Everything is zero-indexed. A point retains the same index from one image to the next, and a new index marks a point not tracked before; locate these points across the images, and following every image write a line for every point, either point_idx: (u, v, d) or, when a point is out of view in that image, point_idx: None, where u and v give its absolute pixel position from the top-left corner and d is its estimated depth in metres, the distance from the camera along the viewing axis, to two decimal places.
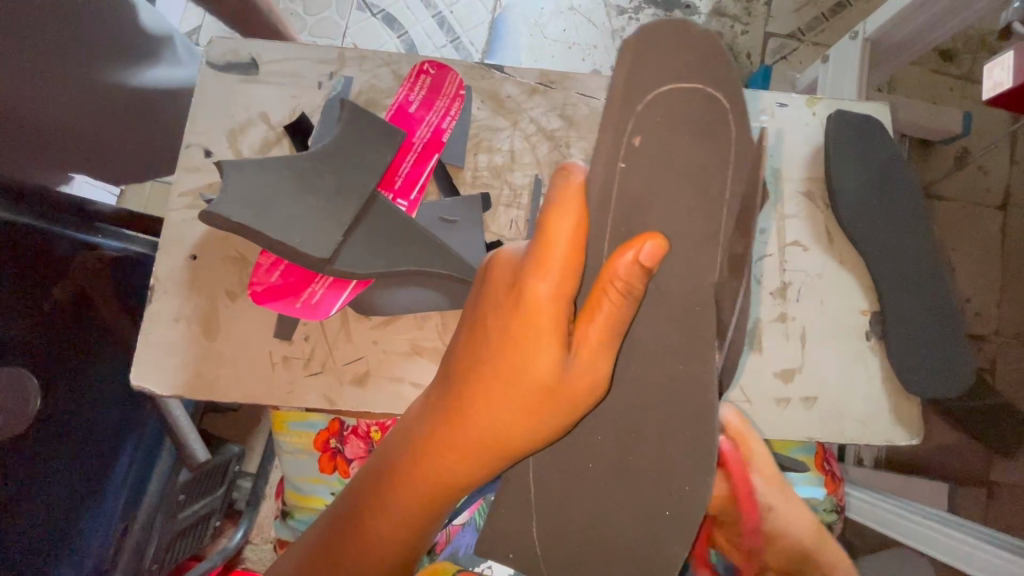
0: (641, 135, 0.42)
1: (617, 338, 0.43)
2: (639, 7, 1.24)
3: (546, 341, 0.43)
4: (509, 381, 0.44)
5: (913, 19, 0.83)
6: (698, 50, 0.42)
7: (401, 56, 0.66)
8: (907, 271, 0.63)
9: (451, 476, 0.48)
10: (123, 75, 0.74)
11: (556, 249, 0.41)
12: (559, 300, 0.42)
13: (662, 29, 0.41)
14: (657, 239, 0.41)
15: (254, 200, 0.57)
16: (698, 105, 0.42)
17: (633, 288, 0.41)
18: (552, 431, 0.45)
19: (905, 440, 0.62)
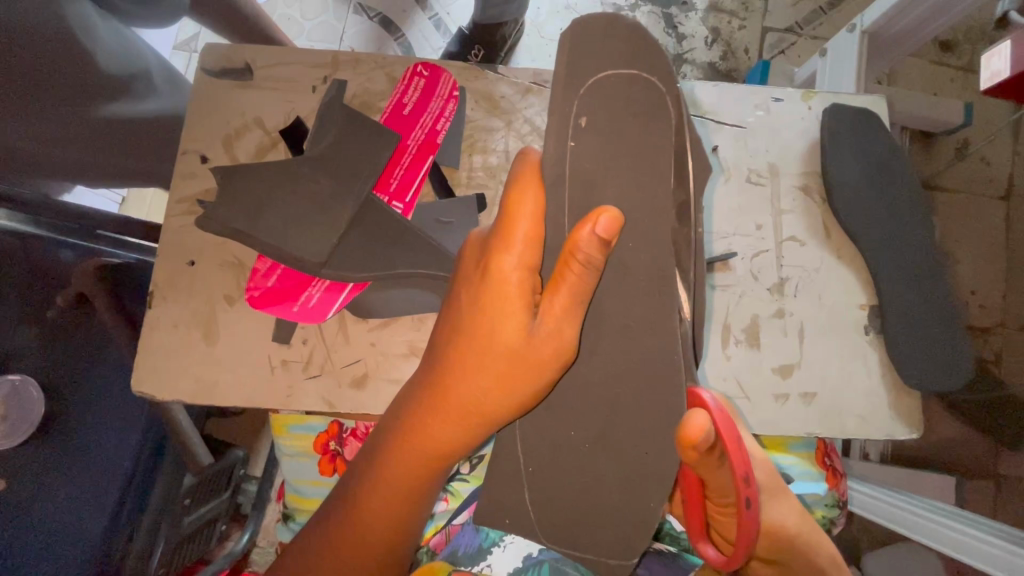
0: (587, 115, 0.46)
1: (581, 307, 0.45)
2: (636, 5, 1.24)
3: (511, 311, 0.46)
4: (480, 351, 0.47)
5: (909, 10, 0.83)
6: (629, 40, 0.47)
7: (395, 58, 0.66)
8: (906, 265, 0.63)
9: (431, 446, 0.50)
10: (101, 107, 0.71)
11: (517, 226, 0.44)
12: (523, 272, 0.45)
13: (609, 22, 0.46)
14: (611, 212, 0.42)
15: (251, 207, 0.59)
16: (636, 86, 0.47)
17: (591, 259, 0.42)
18: (524, 397, 0.47)
19: (906, 434, 0.62)
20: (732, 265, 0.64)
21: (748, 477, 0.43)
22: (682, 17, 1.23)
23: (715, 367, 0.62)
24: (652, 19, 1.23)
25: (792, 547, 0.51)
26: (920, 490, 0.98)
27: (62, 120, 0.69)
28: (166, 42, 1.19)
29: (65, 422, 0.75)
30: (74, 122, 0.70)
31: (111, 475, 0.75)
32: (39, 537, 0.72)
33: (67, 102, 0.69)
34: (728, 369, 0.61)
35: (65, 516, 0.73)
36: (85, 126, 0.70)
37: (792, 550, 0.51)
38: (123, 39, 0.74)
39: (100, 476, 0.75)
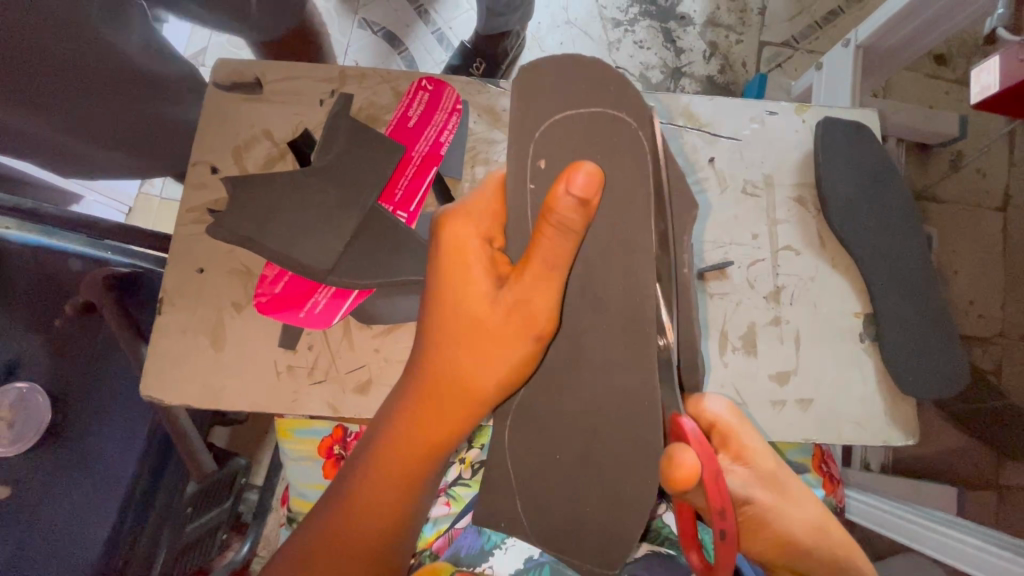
0: (545, 157, 0.43)
1: (556, 271, 0.43)
2: (635, 20, 1.26)
3: (477, 278, 0.45)
4: (450, 326, 0.47)
5: (902, 25, 0.85)
6: (593, 75, 0.40)
7: (400, 73, 0.68)
8: (899, 273, 0.64)
9: (414, 426, 0.50)
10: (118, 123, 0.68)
11: (476, 203, 0.46)
12: (484, 242, 0.46)
13: (574, 63, 0.40)
14: (585, 166, 0.40)
15: (260, 216, 0.60)
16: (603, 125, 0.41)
17: (565, 218, 0.40)
18: (502, 371, 0.46)
19: (902, 441, 0.63)
20: (729, 274, 0.65)
21: (721, 513, 0.40)
22: (681, 31, 1.26)
23: (712, 374, 0.63)
24: (651, 33, 1.26)
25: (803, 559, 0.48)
26: (920, 500, 0.99)
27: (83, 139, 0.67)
28: None
29: (72, 430, 0.76)
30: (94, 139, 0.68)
31: (118, 477, 0.75)
32: (43, 545, 0.72)
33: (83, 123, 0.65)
34: (725, 377, 0.62)
35: (69, 522, 0.73)
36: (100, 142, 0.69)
37: (808, 557, 0.48)
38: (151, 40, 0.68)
39: (107, 477, 0.75)
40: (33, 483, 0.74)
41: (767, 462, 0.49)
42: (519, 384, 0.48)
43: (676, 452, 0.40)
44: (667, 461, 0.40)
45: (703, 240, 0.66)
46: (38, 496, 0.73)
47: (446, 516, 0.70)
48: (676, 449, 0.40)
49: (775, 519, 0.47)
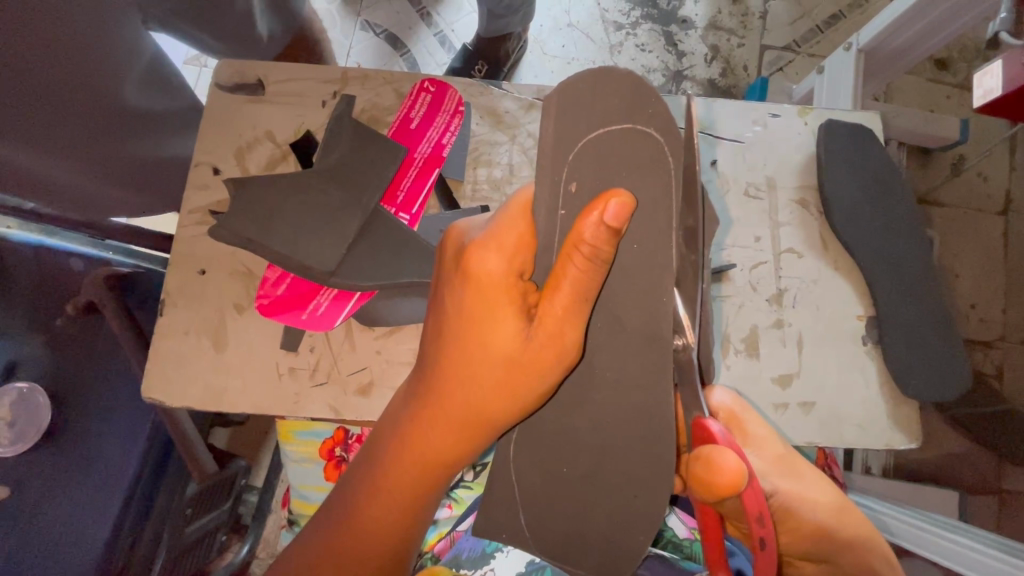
0: (576, 180, 0.43)
1: (584, 306, 0.43)
2: (636, 23, 1.26)
3: (503, 313, 0.45)
4: (475, 360, 0.46)
5: (904, 29, 0.85)
6: (624, 90, 0.40)
7: (402, 75, 0.68)
8: (902, 276, 0.64)
9: (435, 454, 0.50)
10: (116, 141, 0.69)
11: (504, 233, 0.44)
12: (512, 275, 0.45)
13: (598, 77, 0.40)
14: (620, 197, 0.41)
15: (262, 217, 0.60)
16: (636, 143, 0.40)
17: (599, 252, 0.41)
18: (528, 400, 0.46)
19: (905, 445, 0.63)
20: (732, 277, 0.65)
21: (760, 515, 0.40)
22: (682, 34, 1.26)
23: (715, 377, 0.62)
24: (652, 36, 1.26)
25: (831, 551, 0.49)
26: (922, 504, 0.99)
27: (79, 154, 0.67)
28: (178, 57, 1.22)
29: (72, 431, 0.76)
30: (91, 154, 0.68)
31: (116, 479, 0.75)
32: (40, 547, 0.72)
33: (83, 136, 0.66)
34: (728, 381, 0.62)
35: (67, 524, 0.72)
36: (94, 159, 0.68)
37: (838, 550, 0.49)
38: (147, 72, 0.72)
39: (105, 479, 0.75)
40: (33, 485, 0.73)
41: (770, 452, 0.51)
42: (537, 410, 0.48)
43: (717, 455, 0.42)
44: (708, 463, 0.41)
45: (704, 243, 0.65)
46: (36, 499, 0.73)
47: (448, 518, 0.71)
48: (715, 450, 0.42)
49: (801, 506, 0.48)
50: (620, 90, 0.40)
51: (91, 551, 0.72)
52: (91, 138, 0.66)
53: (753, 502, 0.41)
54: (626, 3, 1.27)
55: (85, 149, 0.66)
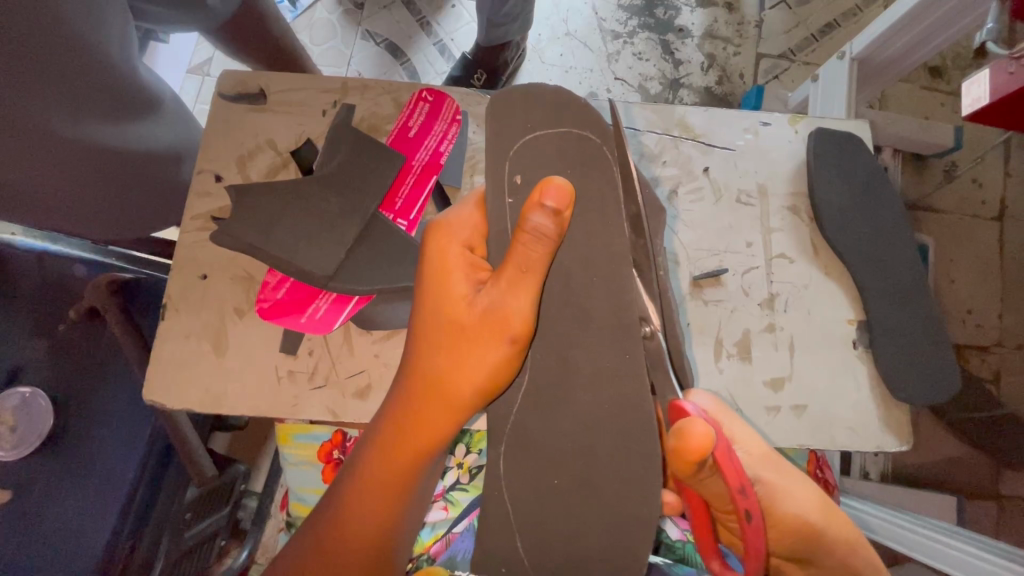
0: (522, 173, 0.49)
1: (528, 281, 0.45)
2: (633, 32, 1.28)
3: (456, 288, 0.48)
4: (424, 328, 0.48)
5: (897, 37, 0.86)
6: (553, 102, 0.50)
7: (401, 84, 0.69)
8: (891, 281, 0.65)
9: (392, 430, 0.50)
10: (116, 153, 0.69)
11: (463, 220, 0.49)
12: (464, 249, 0.49)
13: (534, 92, 0.50)
14: (556, 181, 0.44)
15: (263, 223, 0.61)
16: (572, 142, 0.49)
17: (536, 227, 0.43)
18: (477, 376, 0.47)
19: (897, 448, 0.63)
20: (723, 281, 0.66)
21: (742, 487, 0.44)
22: (678, 43, 1.28)
23: (707, 380, 0.63)
24: (649, 45, 1.28)
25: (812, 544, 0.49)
26: (919, 509, 0.99)
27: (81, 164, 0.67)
28: (181, 66, 1.24)
29: (74, 435, 0.77)
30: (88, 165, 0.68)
31: (118, 481, 0.76)
32: (43, 548, 0.72)
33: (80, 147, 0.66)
34: (720, 383, 0.63)
35: (69, 525, 0.73)
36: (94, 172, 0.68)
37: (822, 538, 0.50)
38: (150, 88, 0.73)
39: (108, 481, 0.76)
40: (37, 485, 0.74)
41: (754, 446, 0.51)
42: (495, 393, 0.48)
43: (686, 424, 0.43)
44: (680, 434, 0.43)
45: (697, 248, 0.67)
46: (41, 499, 0.74)
47: (444, 520, 0.70)
48: (683, 420, 0.44)
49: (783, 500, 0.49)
50: (554, 101, 0.50)
51: (90, 553, 0.72)
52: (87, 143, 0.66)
53: (733, 474, 0.44)
54: (623, 12, 1.29)
55: (84, 158, 0.67)
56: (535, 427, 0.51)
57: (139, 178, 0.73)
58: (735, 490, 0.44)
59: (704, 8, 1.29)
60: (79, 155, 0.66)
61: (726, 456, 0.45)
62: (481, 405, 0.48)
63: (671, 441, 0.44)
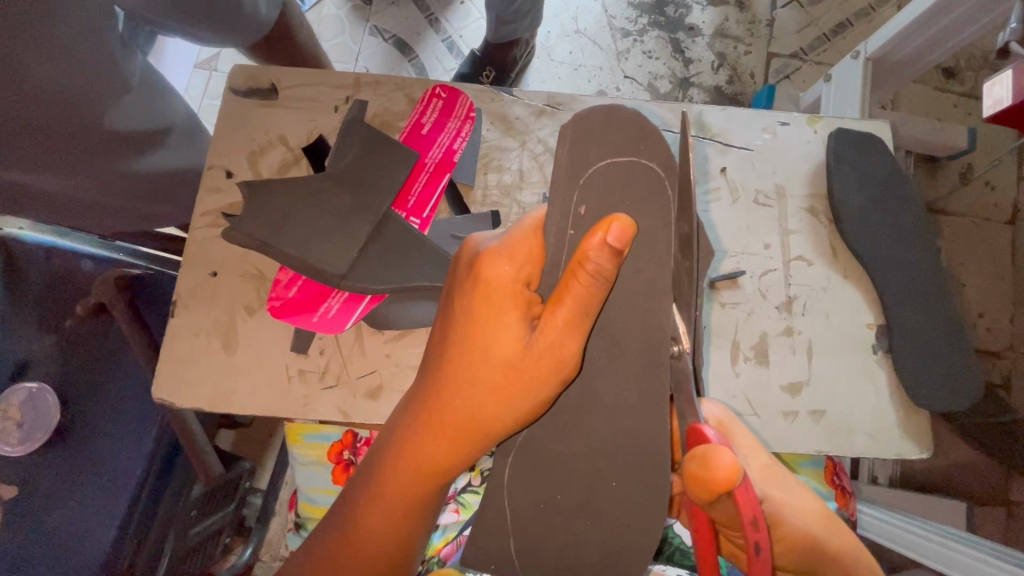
0: (585, 204, 0.45)
1: (584, 322, 0.44)
2: (644, 30, 1.27)
3: (507, 319, 0.46)
4: (474, 363, 0.47)
5: (915, 36, 0.85)
6: (631, 126, 0.44)
7: (413, 80, 0.68)
8: (912, 285, 0.64)
9: (432, 460, 0.49)
10: (128, 158, 0.68)
11: (516, 246, 0.46)
12: (520, 283, 0.46)
13: (607, 113, 0.44)
14: (624, 221, 0.41)
15: (275, 220, 0.60)
16: (639, 174, 0.44)
17: (602, 270, 0.41)
18: (523, 410, 0.46)
19: (916, 454, 0.62)
20: (740, 283, 0.65)
21: (755, 519, 0.40)
22: (689, 42, 1.27)
23: (723, 384, 0.62)
24: (659, 43, 1.27)
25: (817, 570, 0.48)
26: (929, 515, 0.98)
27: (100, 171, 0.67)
28: (189, 61, 1.23)
29: (79, 433, 0.76)
30: (104, 173, 0.67)
31: (122, 479, 0.75)
32: (48, 544, 0.72)
33: (91, 153, 0.65)
34: (737, 386, 0.62)
35: (75, 522, 0.73)
36: (107, 175, 0.68)
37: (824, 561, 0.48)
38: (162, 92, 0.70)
39: (112, 479, 0.75)
40: (46, 480, 0.74)
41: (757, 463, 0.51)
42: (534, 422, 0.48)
43: (711, 452, 0.41)
44: (701, 462, 0.41)
45: (714, 250, 0.66)
46: (47, 495, 0.73)
47: (455, 524, 0.70)
48: (710, 447, 0.42)
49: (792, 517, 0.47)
50: (625, 126, 0.44)
51: (95, 551, 0.72)
52: (98, 149, 0.65)
53: (748, 505, 0.40)
54: (633, 10, 1.28)
55: (92, 164, 0.66)
56: (548, 429, 0.50)
57: (150, 181, 0.72)
58: (748, 521, 0.40)
59: (716, 6, 1.28)
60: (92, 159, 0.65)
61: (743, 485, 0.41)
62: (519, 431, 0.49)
63: (692, 465, 0.42)
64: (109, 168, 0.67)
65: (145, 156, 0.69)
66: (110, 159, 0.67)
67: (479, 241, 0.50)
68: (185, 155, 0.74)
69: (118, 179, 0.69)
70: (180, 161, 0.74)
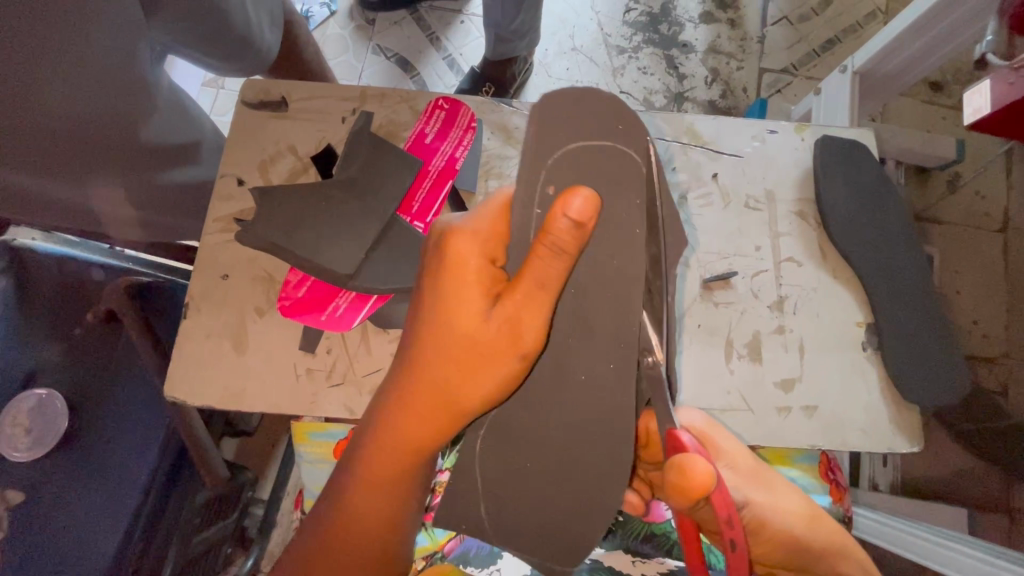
0: (554, 184, 0.45)
1: (546, 296, 0.44)
2: (638, 47, 1.32)
3: (471, 295, 0.46)
4: (439, 339, 0.47)
5: (901, 51, 0.88)
6: (603, 112, 0.45)
7: (418, 93, 0.71)
8: (898, 283, 0.66)
9: (404, 438, 0.50)
10: (158, 176, 0.71)
11: (480, 223, 0.46)
12: (484, 259, 0.46)
13: (579, 97, 0.44)
14: (586, 193, 0.42)
15: (286, 223, 0.63)
16: (609, 158, 0.45)
17: (563, 242, 0.42)
18: (489, 386, 0.47)
19: (908, 449, 0.64)
20: (733, 284, 0.67)
21: (730, 518, 0.43)
22: (683, 58, 1.31)
23: (719, 380, 0.64)
24: (654, 60, 1.31)
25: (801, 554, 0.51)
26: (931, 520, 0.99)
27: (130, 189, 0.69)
28: (196, 79, 1.27)
29: (89, 436, 0.78)
30: (135, 190, 0.69)
31: (129, 481, 0.77)
32: (52, 546, 0.73)
33: (122, 172, 0.67)
34: (731, 382, 0.64)
35: (80, 525, 0.74)
36: (136, 193, 0.70)
37: (809, 554, 0.51)
38: (186, 110, 0.73)
39: (118, 481, 0.76)
40: (53, 483, 0.75)
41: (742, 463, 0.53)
42: (502, 399, 0.49)
43: (686, 460, 0.43)
44: (680, 471, 0.43)
45: (708, 252, 0.68)
46: (53, 498, 0.74)
47: None
48: (685, 457, 0.44)
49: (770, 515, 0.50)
50: (599, 111, 0.45)
51: (98, 553, 0.73)
52: (128, 168, 0.67)
53: (721, 505, 0.43)
54: (628, 28, 1.33)
55: (119, 183, 0.67)
56: (547, 421, 0.52)
57: (173, 197, 0.75)
58: (722, 519, 0.44)
59: (708, 24, 1.32)
60: (121, 178, 0.67)
61: (718, 488, 0.44)
62: (488, 407, 0.49)
63: (670, 476, 0.44)
64: (136, 185, 0.69)
65: (170, 174, 0.72)
66: (140, 178, 0.69)
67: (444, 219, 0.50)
68: (208, 174, 0.78)
69: (150, 196, 0.71)
70: (203, 177, 0.77)
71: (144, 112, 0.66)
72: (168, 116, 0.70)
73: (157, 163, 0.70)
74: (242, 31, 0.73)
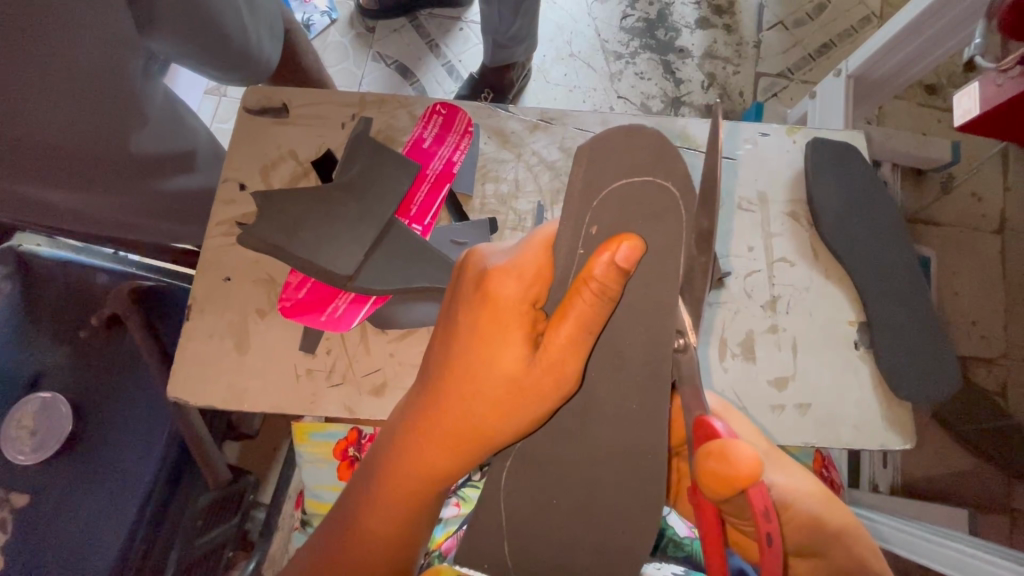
0: (597, 225, 0.43)
1: (588, 342, 0.43)
2: (635, 52, 1.33)
3: (511, 338, 0.45)
4: (476, 380, 0.46)
5: (893, 54, 0.90)
6: (643, 148, 0.41)
7: (416, 99, 0.73)
8: (889, 281, 0.67)
9: (427, 471, 0.49)
10: (158, 181, 0.72)
11: (522, 262, 0.45)
12: (527, 301, 0.45)
13: (623, 135, 0.41)
14: (633, 241, 0.41)
15: (287, 226, 0.64)
16: (652, 193, 0.42)
17: (608, 289, 0.41)
18: (523, 426, 0.46)
19: (900, 445, 0.64)
20: (727, 284, 0.68)
21: (767, 509, 0.39)
22: (680, 63, 1.32)
23: (713, 379, 0.65)
24: (651, 65, 1.32)
25: (823, 546, 0.48)
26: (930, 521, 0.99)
27: (129, 195, 0.70)
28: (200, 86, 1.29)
29: (92, 438, 0.79)
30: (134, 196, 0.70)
31: (132, 484, 0.77)
32: (55, 549, 0.74)
33: (122, 178, 0.68)
34: (725, 380, 0.65)
35: (84, 527, 0.75)
36: (135, 198, 0.71)
37: (829, 538, 0.48)
38: (185, 117, 0.75)
39: (120, 484, 0.77)
40: (57, 486, 0.76)
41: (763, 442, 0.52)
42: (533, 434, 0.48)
43: (728, 444, 0.40)
44: (720, 452, 0.40)
45: None
46: (57, 500, 0.75)
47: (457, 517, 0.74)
48: (726, 442, 0.40)
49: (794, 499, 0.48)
50: (640, 145, 0.41)
51: (101, 555, 0.74)
52: (128, 175, 0.68)
53: (758, 497, 0.39)
54: (625, 34, 1.34)
55: (119, 189, 0.69)
56: None
57: (171, 202, 0.76)
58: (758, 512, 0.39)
59: (704, 29, 1.34)
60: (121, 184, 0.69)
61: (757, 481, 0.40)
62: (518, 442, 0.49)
63: (708, 462, 0.40)
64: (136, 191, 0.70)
65: (169, 180, 0.73)
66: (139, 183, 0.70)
67: (483, 253, 0.48)
68: (205, 178, 0.79)
69: (148, 201, 0.73)
70: (203, 181, 0.79)
71: (144, 118, 0.67)
72: (168, 123, 0.71)
73: (157, 169, 0.71)
74: (242, 39, 0.74)
